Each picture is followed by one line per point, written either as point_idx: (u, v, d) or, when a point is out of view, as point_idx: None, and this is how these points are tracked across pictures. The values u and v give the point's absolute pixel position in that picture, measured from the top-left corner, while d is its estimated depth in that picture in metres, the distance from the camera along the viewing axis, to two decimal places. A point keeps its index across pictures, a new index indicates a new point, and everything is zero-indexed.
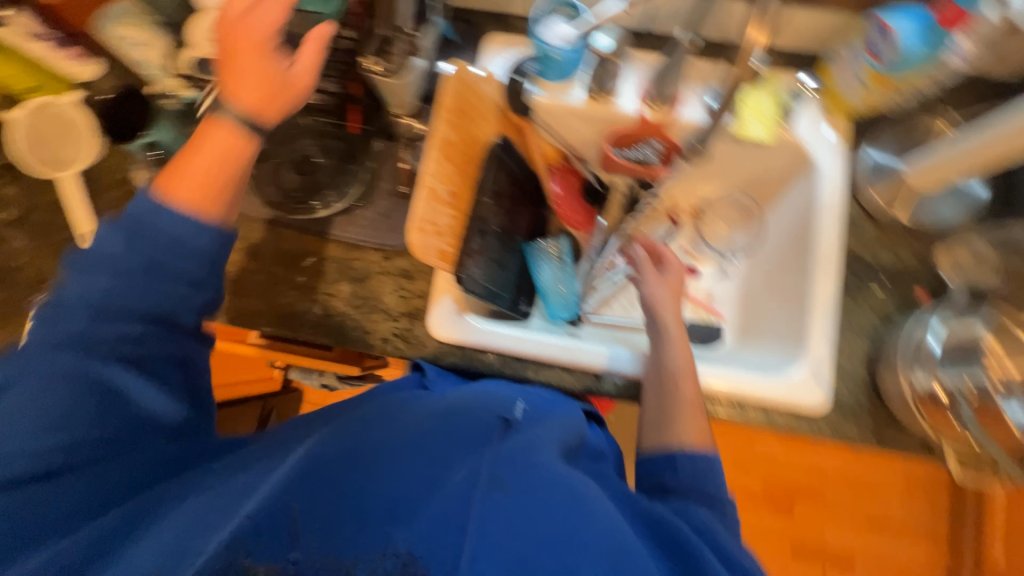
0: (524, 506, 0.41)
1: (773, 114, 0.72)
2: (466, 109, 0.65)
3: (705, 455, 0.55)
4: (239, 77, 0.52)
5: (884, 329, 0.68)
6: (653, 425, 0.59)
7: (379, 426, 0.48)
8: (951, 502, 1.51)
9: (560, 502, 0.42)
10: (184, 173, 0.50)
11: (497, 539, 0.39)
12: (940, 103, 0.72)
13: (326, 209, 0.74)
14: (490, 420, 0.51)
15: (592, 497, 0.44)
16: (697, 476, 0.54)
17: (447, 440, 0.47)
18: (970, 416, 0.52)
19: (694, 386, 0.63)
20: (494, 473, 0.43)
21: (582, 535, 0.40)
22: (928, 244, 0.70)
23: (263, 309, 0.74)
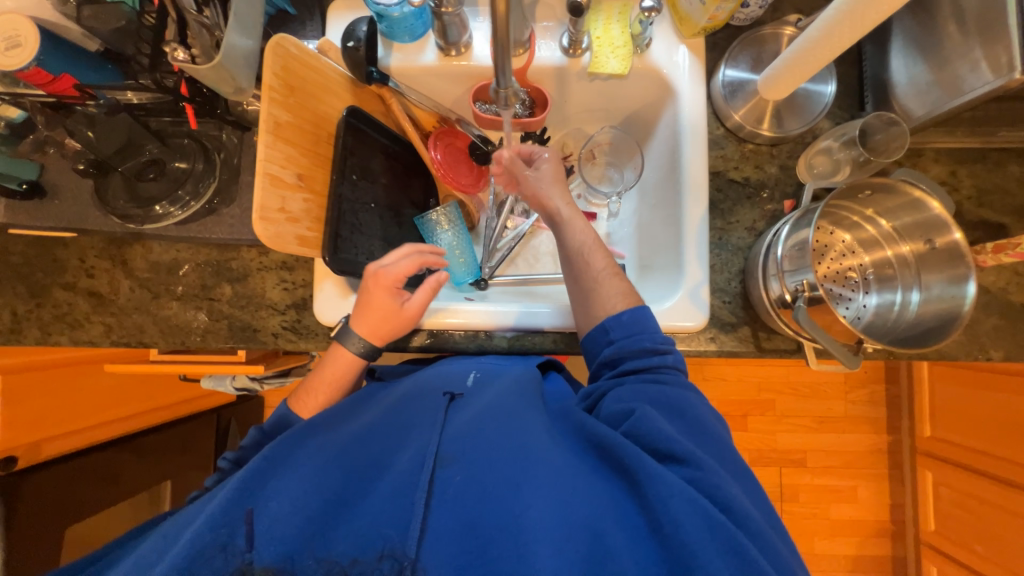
0: (472, 470, 0.50)
1: (626, 44, 0.72)
2: (299, 86, 0.62)
3: (634, 309, 0.62)
4: (361, 314, 0.64)
5: (753, 243, 0.71)
6: (584, 302, 0.66)
7: (344, 433, 0.57)
8: (886, 388, 1.62)
9: (500, 459, 0.51)
10: (314, 387, 0.65)
11: (452, 503, 0.48)
12: (790, 10, 0.72)
13: (184, 212, 0.70)
14: (436, 399, 0.60)
15: (531, 446, 0.52)
16: (630, 330, 0.61)
17: (402, 429, 0.57)
18: (803, 316, 0.54)
19: (603, 254, 0.67)
20: (442, 449, 0.52)
21: (521, 480, 0.49)
22: (788, 154, 0.72)
23: (148, 324, 0.73)
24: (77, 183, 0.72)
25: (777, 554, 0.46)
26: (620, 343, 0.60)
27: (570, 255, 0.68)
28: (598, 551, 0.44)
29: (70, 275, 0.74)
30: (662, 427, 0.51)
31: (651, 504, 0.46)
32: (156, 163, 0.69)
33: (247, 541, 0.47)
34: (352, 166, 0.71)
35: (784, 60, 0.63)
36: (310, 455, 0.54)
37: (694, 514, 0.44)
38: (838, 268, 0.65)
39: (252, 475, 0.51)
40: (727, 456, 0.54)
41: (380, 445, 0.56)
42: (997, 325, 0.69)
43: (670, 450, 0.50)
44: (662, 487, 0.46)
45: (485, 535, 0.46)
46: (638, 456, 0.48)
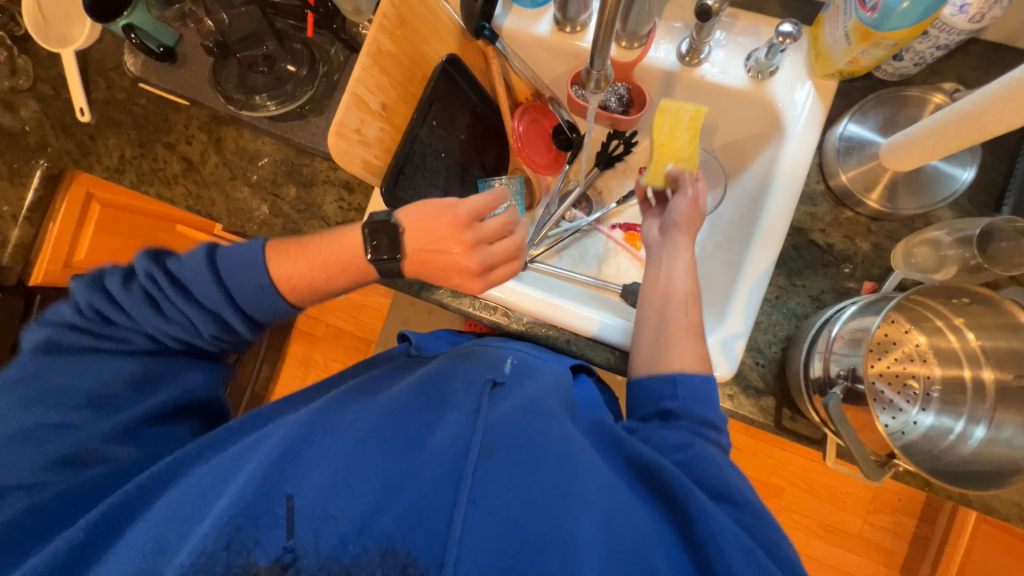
0: (516, 470, 0.45)
1: (691, 159, 0.71)
2: (410, 20, 0.64)
3: (705, 375, 0.57)
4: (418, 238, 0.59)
5: (811, 314, 0.64)
6: (656, 354, 0.60)
7: (377, 404, 0.52)
8: (915, 526, 1.43)
9: (546, 463, 0.46)
10: (304, 250, 0.58)
11: (497, 501, 0.43)
12: (950, 75, 0.64)
13: (279, 108, 0.74)
14: (478, 384, 0.55)
15: (579, 458, 0.47)
16: (696, 396, 0.55)
17: (438, 408, 0.52)
18: (833, 404, 0.49)
19: (695, 309, 0.62)
20: (485, 441, 0.47)
21: (569, 490, 0.44)
22: (887, 234, 0.64)
23: (218, 200, 0.80)
24: (202, 59, 0.79)
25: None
26: (683, 402, 0.55)
27: (660, 296, 0.63)
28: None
29: (173, 138, 0.83)
30: (721, 469, 0.49)
31: (695, 534, 0.44)
32: (269, 59, 0.74)
33: (286, 526, 0.40)
34: (435, 111, 0.73)
35: (922, 128, 0.55)
36: (348, 424, 0.49)
37: (749, 564, 0.42)
38: (898, 372, 0.58)
39: (289, 445, 0.46)
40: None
41: (415, 416, 0.51)
42: None
43: (727, 492, 0.47)
44: (714, 523, 0.43)
45: (533, 547, 0.41)
46: (689, 488, 0.45)
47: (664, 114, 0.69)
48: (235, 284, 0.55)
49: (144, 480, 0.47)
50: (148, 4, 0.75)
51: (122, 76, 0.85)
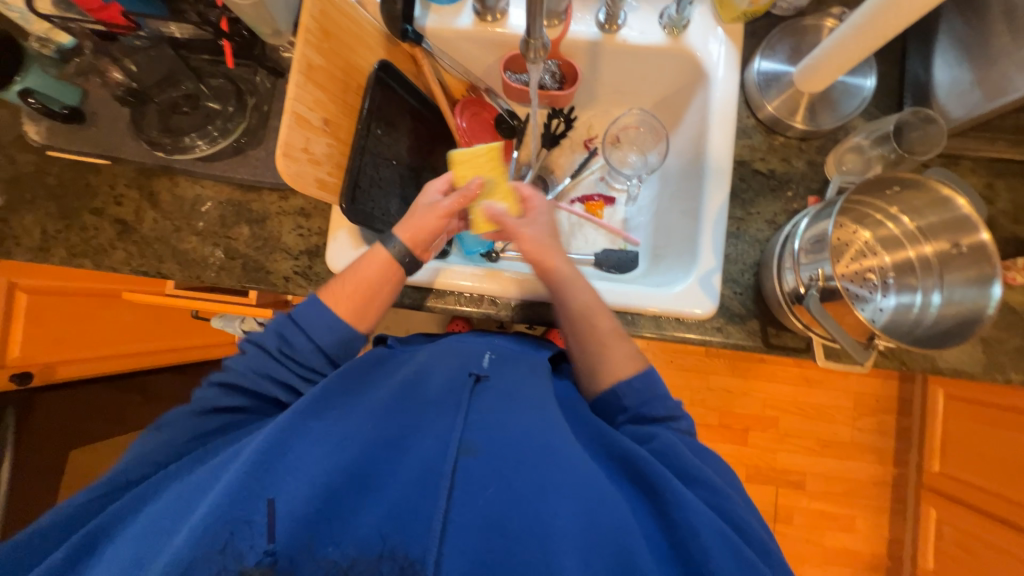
0: (498, 466, 0.45)
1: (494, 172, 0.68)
2: (334, 32, 0.63)
3: (643, 373, 0.58)
4: (410, 224, 0.62)
5: (771, 237, 0.70)
6: (591, 368, 0.60)
7: (358, 407, 0.50)
8: (896, 420, 1.55)
9: (527, 458, 0.46)
10: (351, 280, 0.60)
11: (475, 496, 0.43)
12: (835, 1, 0.72)
13: (210, 146, 0.71)
14: (461, 379, 0.54)
15: (565, 451, 0.47)
16: (643, 397, 0.56)
17: (421, 407, 0.51)
18: (814, 303, 0.53)
19: (607, 317, 0.61)
20: (467, 439, 0.47)
21: (550, 482, 0.44)
22: (818, 150, 0.71)
23: (166, 255, 0.76)
24: (116, 113, 0.74)
25: (770, 552, 0.47)
26: (635, 410, 0.56)
27: (572, 316, 0.61)
28: (627, 569, 0.40)
29: (99, 201, 0.77)
30: (688, 453, 0.51)
31: (671, 517, 0.45)
32: (191, 98, 0.71)
33: (267, 532, 0.39)
34: (378, 120, 0.73)
35: (823, 49, 0.61)
36: (328, 428, 0.47)
37: (721, 542, 0.43)
38: (857, 269, 0.63)
39: (268, 453, 0.43)
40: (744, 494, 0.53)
41: (399, 424, 0.49)
42: (1019, 347, 0.67)
43: (696, 474, 0.49)
44: (690, 509, 0.44)
45: (510, 537, 0.41)
46: (666, 477, 0.47)
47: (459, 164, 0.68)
48: (317, 331, 0.56)
49: (118, 508, 0.45)
50: (43, 66, 0.72)
51: (26, 149, 0.78)
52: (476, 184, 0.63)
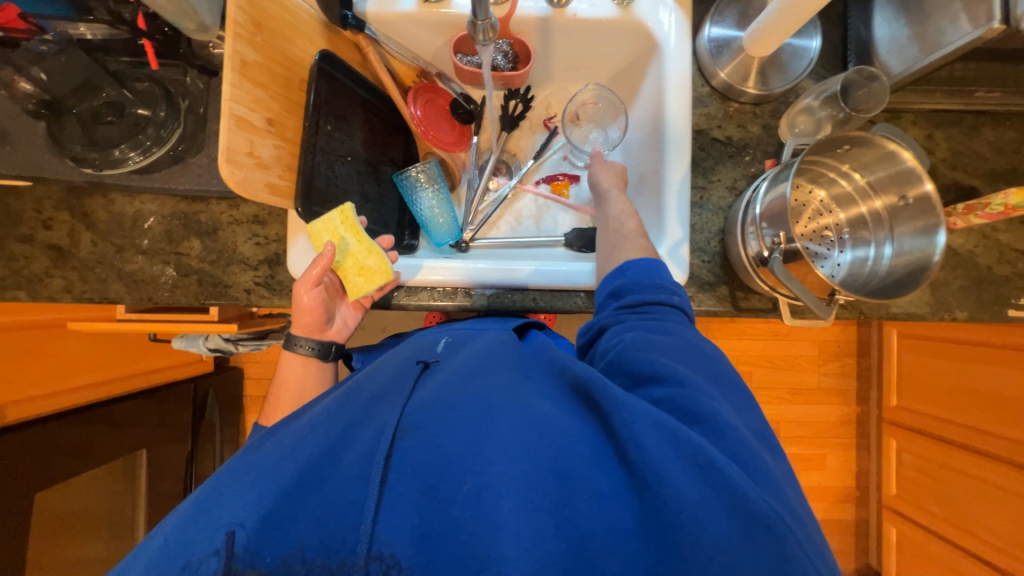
0: (434, 434, 0.44)
1: (362, 245, 0.66)
2: (266, 24, 0.59)
3: (652, 260, 0.60)
4: (297, 319, 0.67)
5: (733, 203, 0.71)
6: (607, 256, 0.64)
7: (302, 418, 0.50)
8: (857, 362, 1.66)
9: (459, 419, 0.45)
10: (280, 396, 0.67)
11: (413, 471, 0.43)
12: None
13: (143, 157, 0.65)
14: (408, 367, 0.54)
15: (497, 405, 0.47)
16: (645, 272, 0.58)
17: (365, 400, 0.50)
18: (777, 265, 0.55)
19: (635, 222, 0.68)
20: (402, 420, 0.46)
21: (483, 435, 0.44)
22: (771, 113, 0.72)
23: (112, 278, 0.71)
24: (29, 128, 0.67)
25: (754, 456, 0.44)
26: (631, 280, 0.58)
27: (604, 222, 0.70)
28: (564, 493, 0.42)
29: (26, 228, 0.70)
30: (648, 353, 0.50)
31: (618, 436, 0.44)
32: (115, 105, 0.66)
33: (219, 553, 0.39)
34: (327, 115, 0.69)
35: (770, 12, 0.61)
36: (269, 446, 0.47)
37: (661, 436, 0.42)
38: (815, 227, 0.66)
39: (213, 490, 0.43)
40: (719, 375, 0.51)
41: (336, 420, 0.48)
42: (963, 285, 0.72)
43: (654, 371, 0.48)
44: (627, 413, 0.44)
45: (448, 499, 0.41)
46: (604, 386, 0.46)
47: (319, 234, 0.65)
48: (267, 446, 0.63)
49: None
50: None
51: None
52: (329, 247, 0.63)
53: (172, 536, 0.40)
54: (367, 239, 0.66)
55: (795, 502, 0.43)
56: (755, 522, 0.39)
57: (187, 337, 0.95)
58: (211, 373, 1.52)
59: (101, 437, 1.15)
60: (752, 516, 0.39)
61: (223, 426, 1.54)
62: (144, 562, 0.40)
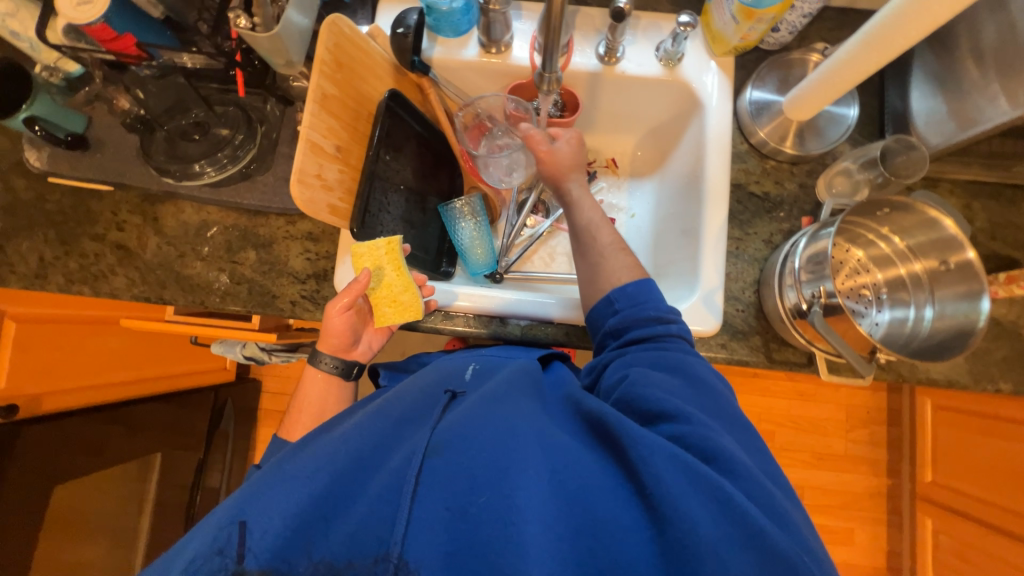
0: (461, 458, 0.44)
1: (398, 280, 0.69)
2: (346, 63, 0.65)
3: (640, 280, 0.60)
4: (325, 337, 0.69)
5: (769, 255, 0.73)
6: (590, 280, 0.64)
7: (334, 433, 0.50)
8: (888, 432, 1.59)
9: (487, 442, 0.45)
10: (299, 413, 0.68)
11: (441, 490, 0.42)
12: (817, 37, 0.78)
13: (218, 172, 0.71)
14: (434, 396, 0.54)
15: (520, 430, 0.46)
16: (635, 300, 0.59)
17: (394, 424, 0.50)
18: (819, 319, 0.56)
19: (610, 230, 0.67)
20: (431, 441, 0.46)
21: (509, 459, 0.43)
22: (808, 173, 0.75)
23: (170, 280, 0.75)
24: (122, 138, 0.74)
25: (778, 507, 0.43)
26: (624, 313, 0.58)
27: (578, 233, 0.68)
28: (585, 519, 0.41)
29: (100, 227, 0.76)
30: (654, 391, 0.49)
31: (637, 472, 0.43)
32: (201, 125, 0.72)
33: (248, 550, 0.41)
34: (388, 146, 0.74)
35: (812, 80, 0.65)
36: (301, 459, 0.47)
37: (678, 471, 0.42)
38: (853, 285, 0.66)
39: (247, 497, 0.45)
40: (727, 415, 0.51)
41: (369, 438, 0.48)
42: (1006, 356, 0.70)
43: (662, 409, 0.48)
44: (643, 447, 0.43)
45: (475, 519, 0.41)
46: (620, 420, 0.45)
47: (361, 258, 0.69)
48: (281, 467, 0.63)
49: None
50: (50, 94, 0.71)
51: (25, 175, 0.77)
52: (364, 273, 0.65)
53: (206, 541, 0.42)
54: (405, 275, 0.69)
55: (807, 537, 0.43)
56: (771, 558, 0.39)
57: (223, 343, 0.99)
58: (232, 382, 1.55)
59: (119, 436, 1.16)
60: (768, 551, 0.39)
61: (236, 437, 1.55)
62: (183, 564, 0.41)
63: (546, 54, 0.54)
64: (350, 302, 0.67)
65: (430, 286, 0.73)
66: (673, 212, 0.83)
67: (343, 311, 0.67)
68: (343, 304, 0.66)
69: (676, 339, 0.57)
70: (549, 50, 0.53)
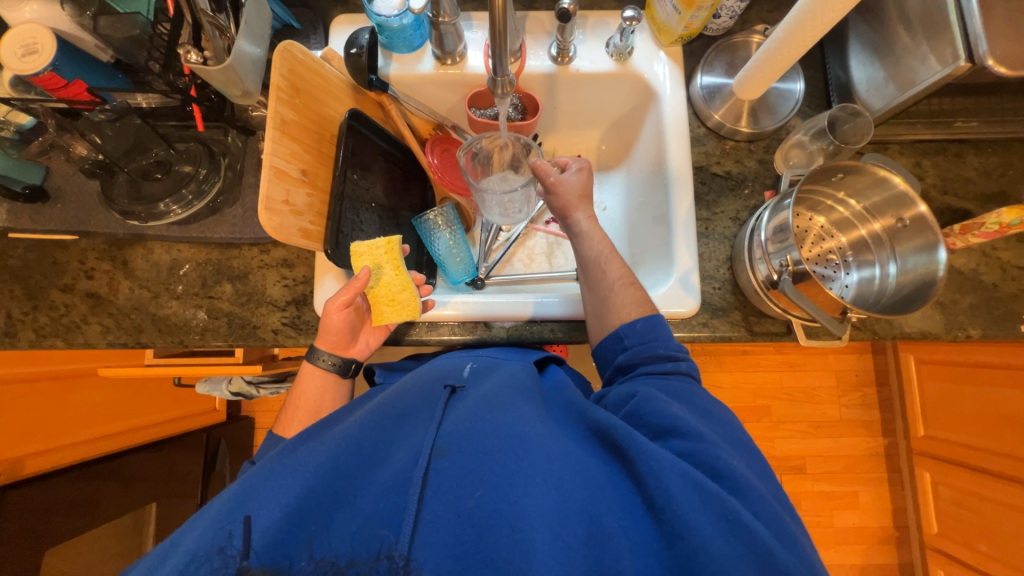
0: (469, 464, 0.44)
1: (397, 276, 0.69)
2: (303, 88, 0.66)
3: (648, 317, 0.60)
4: (323, 333, 0.67)
5: (738, 232, 0.75)
6: (599, 315, 0.63)
7: (336, 429, 0.50)
8: (878, 393, 1.63)
9: (494, 446, 0.45)
10: (295, 412, 0.67)
11: (448, 493, 0.42)
12: (756, 20, 0.81)
13: (186, 209, 0.71)
14: (434, 393, 0.54)
15: (528, 434, 0.46)
16: (644, 337, 0.58)
17: (397, 425, 0.50)
18: (789, 286, 0.57)
19: (619, 263, 0.66)
20: (436, 443, 0.46)
21: (517, 464, 0.43)
22: (765, 149, 0.78)
23: (146, 323, 0.74)
24: (82, 187, 0.73)
25: (781, 523, 0.43)
26: (633, 349, 0.58)
27: (585, 265, 0.67)
28: (595, 534, 0.41)
29: (68, 277, 0.75)
30: (664, 404, 0.50)
31: (646, 481, 0.43)
32: (163, 164, 0.71)
33: (246, 546, 0.40)
34: (354, 165, 0.75)
35: (755, 65, 0.68)
36: (303, 454, 0.47)
37: (689, 489, 0.41)
38: (819, 251, 0.69)
39: (246, 491, 0.44)
40: (736, 442, 0.51)
41: (373, 439, 0.48)
42: (972, 303, 0.73)
43: (673, 423, 0.48)
44: (654, 461, 0.43)
45: (483, 525, 0.41)
46: (630, 432, 0.45)
47: (360, 257, 0.70)
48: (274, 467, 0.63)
49: None
50: (2, 147, 0.67)
51: None
52: (365, 271, 0.65)
53: (202, 538, 0.40)
54: (404, 274, 0.70)
55: (816, 566, 0.43)
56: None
57: (209, 381, 0.97)
58: (224, 422, 1.52)
59: (109, 491, 1.13)
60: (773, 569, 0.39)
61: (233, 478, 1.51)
62: (178, 556, 0.40)
63: (497, 59, 0.55)
64: (352, 300, 0.66)
65: (427, 286, 0.74)
66: (644, 203, 0.85)
67: (343, 307, 0.66)
68: (344, 299, 0.66)
69: (683, 365, 0.57)
70: (499, 55, 0.54)
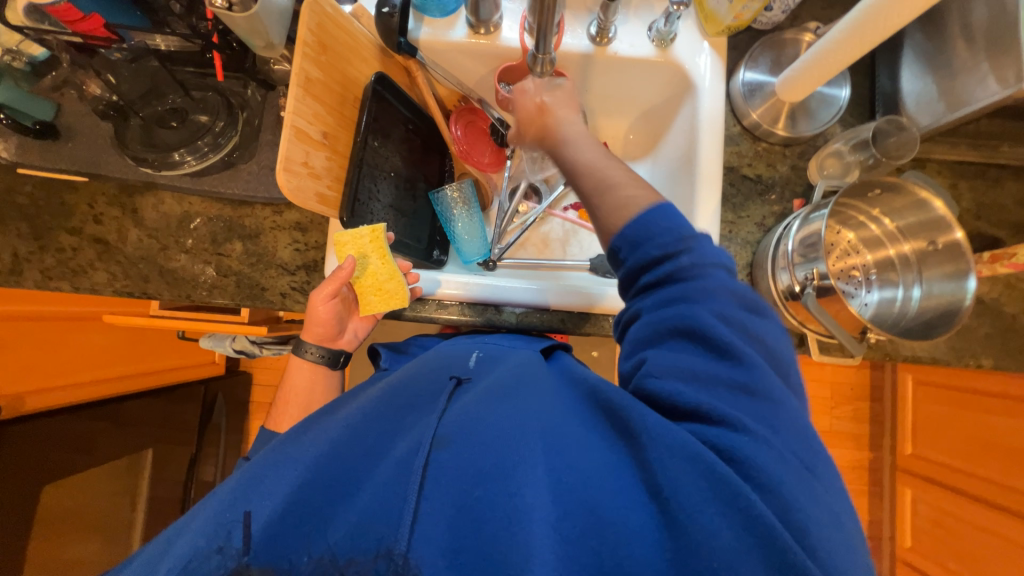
0: (470, 453, 0.44)
1: (382, 265, 0.67)
2: (330, 45, 0.63)
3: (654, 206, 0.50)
4: (309, 326, 0.67)
5: (761, 238, 0.73)
6: (604, 218, 0.54)
7: (339, 418, 0.50)
8: (869, 408, 1.64)
9: (496, 440, 0.45)
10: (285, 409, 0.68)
11: (448, 485, 0.42)
12: (808, 17, 0.77)
13: (199, 162, 0.68)
14: (440, 383, 0.53)
15: (530, 428, 0.46)
16: (642, 235, 0.49)
17: (399, 414, 0.50)
18: (812, 300, 0.56)
19: (618, 164, 0.56)
20: (437, 433, 0.46)
21: (518, 458, 0.43)
22: (800, 155, 0.75)
23: (154, 273, 0.73)
24: (94, 127, 0.70)
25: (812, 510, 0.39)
26: (632, 258, 0.50)
27: (576, 177, 0.57)
28: (595, 527, 0.40)
29: (76, 219, 0.73)
30: (673, 379, 0.45)
31: (650, 469, 0.41)
32: (179, 111, 0.69)
33: (244, 544, 0.40)
34: (375, 131, 0.72)
35: (805, 61, 0.64)
36: (306, 444, 0.47)
37: (695, 477, 0.39)
38: (843, 266, 0.67)
39: (249, 483, 0.44)
40: (756, 387, 0.44)
41: (376, 428, 0.48)
42: (989, 332, 0.72)
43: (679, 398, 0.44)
44: (661, 449, 0.41)
45: (482, 519, 0.41)
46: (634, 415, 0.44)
47: (344, 246, 0.67)
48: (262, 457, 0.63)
49: None
50: (14, 78, 0.67)
51: None
52: (349, 261, 0.63)
53: (201, 537, 0.40)
54: (391, 262, 0.68)
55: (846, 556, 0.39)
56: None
57: (213, 337, 0.98)
58: (222, 376, 1.53)
59: (106, 432, 1.14)
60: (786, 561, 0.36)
61: (229, 431, 1.54)
62: (182, 547, 0.40)
63: (539, 33, 0.53)
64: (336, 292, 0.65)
65: (415, 272, 0.72)
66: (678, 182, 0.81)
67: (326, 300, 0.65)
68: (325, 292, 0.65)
69: (676, 279, 0.48)
70: (542, 29, 0.52)
